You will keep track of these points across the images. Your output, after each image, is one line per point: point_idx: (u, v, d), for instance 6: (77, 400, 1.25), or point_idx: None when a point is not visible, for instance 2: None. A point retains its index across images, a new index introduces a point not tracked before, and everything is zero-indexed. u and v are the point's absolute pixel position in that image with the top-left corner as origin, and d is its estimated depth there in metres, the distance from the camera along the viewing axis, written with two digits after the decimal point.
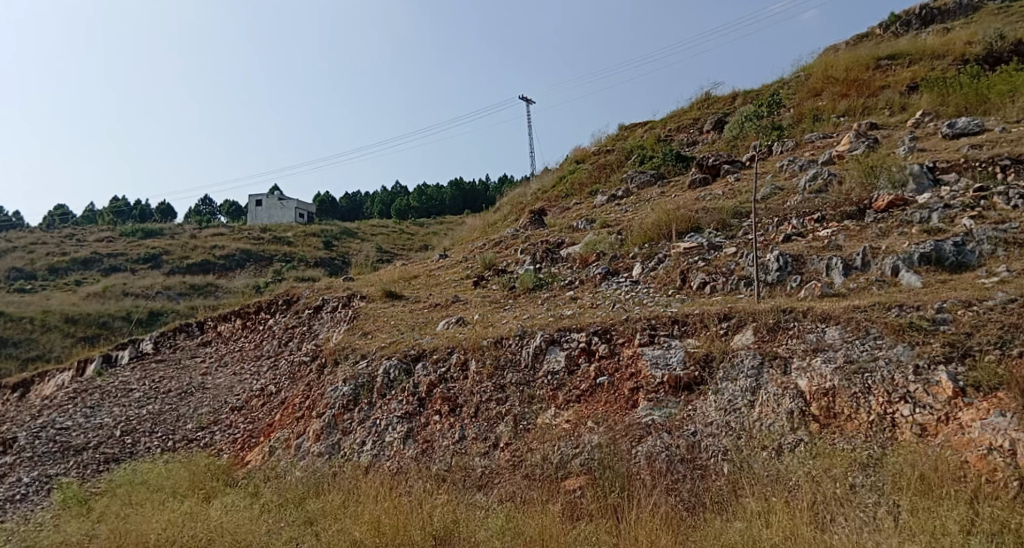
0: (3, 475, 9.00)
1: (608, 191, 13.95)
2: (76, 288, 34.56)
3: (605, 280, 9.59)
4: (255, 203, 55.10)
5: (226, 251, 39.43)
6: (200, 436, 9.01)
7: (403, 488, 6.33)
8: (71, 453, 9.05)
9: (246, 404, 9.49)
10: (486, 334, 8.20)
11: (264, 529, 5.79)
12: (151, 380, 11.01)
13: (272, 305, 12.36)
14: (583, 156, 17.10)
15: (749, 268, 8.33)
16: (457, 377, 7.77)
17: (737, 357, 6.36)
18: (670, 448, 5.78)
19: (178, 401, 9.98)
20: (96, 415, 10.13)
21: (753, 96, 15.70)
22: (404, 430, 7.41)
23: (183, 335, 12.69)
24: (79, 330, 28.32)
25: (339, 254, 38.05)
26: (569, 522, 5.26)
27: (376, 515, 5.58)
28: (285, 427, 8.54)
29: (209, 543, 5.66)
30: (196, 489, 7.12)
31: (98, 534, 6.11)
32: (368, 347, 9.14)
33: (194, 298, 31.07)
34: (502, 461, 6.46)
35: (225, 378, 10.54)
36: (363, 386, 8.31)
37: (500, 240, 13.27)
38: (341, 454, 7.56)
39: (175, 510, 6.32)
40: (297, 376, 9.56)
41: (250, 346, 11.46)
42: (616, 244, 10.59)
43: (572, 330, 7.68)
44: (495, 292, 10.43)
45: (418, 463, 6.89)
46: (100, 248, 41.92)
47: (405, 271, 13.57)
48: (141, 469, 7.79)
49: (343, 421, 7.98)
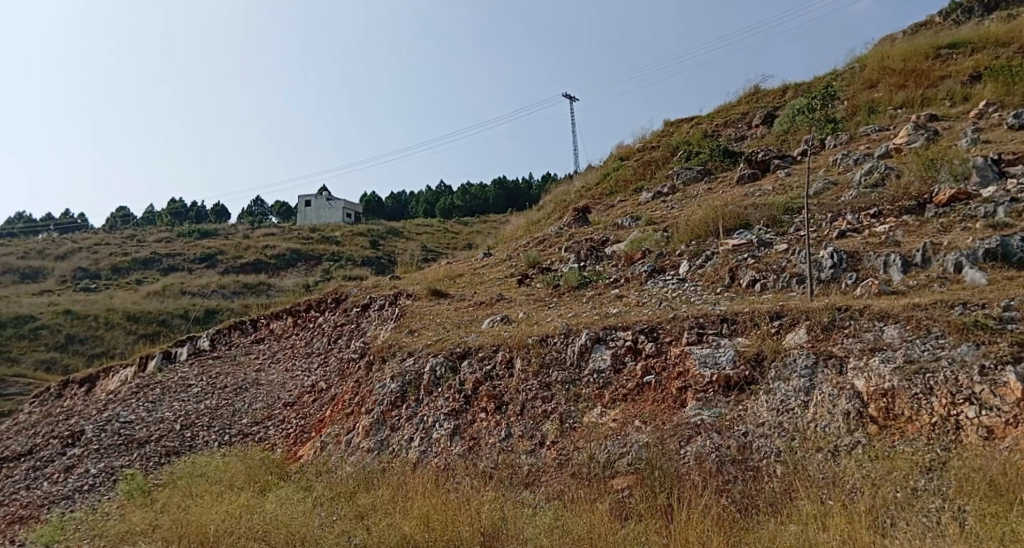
0: (72, 466, 9.39)
1: (653, 188, 13.79)
2: (136, 287, 35.97)
3: (651, 278, 9.49)
4: (304, 203, 56.43)
5: (277, 250, 40.36)
6: (255, 430, 9.26)
7: (450, 485, 6.39)
8: (135, 445, 9.42)
9: (298, 400, 9.73)
10: (531, 332, 8.22)
11: (317, 523, 5.93)
12: (208, 376, 11.38)
13: (321, 303, 12.61)
14: (628, 153, 16.95)
15: (801, 266, 8.13)
16: (502, 375, 7.80)
17: (790, 356, 6.23)
18: (720, 449, 5.69)
19: (234, 397, 10.29)
20: (157, 409, 10.52)
21: (804, 88, 15.30)
22: (451, 427, 7.48)
23: (237, 333, 13.04)
24: (140, 327, 29.57)
25: (384, 253, 38.64)
26: (619, 522, 5.23)
27: (426, 511, 5.66)
28: (335, 423, 8.71)
29: (265, 534, 5.86)
30: (252, 482, 7.33)
31: (162, 524, 6.36)
32: (415, 345, 9.25)
33: (248, 296, 31.96)
34: (549, 460, 6.46)
35: (278, 374, 10.82)
36: (410, 383, 8.42)
37: (544, 238, 13.28)
38: (389, 450, 7.67)
39: (232, 502, 6.52)
40: (347, 373, 9.76)
41: (301, 343, 11.73)
42: (662, 241, 10.47)
43: (617, 328, 7.64)
44: (539, 291, 10.43)
45: (464, 460, 6.95)
46: (159, 248, 43.58)
47: (450, 268, 13.69)
48: (200, 462, 8.06)
49: (391, 417, 8.10)
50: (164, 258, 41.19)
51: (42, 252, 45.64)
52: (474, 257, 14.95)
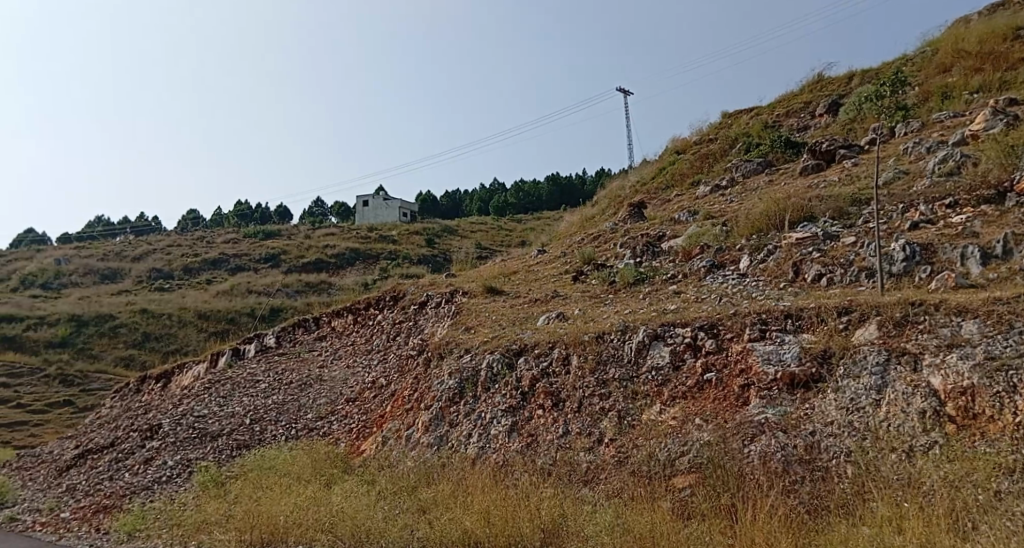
0: (151, 458, 9.86)
1: (711, 181, 13.53)
2: (206, 287, 37.52)
3: (710, 274, 9.31)
4: (362, 204, 57.64)
5: (337, 250, 41.28)
6: (319, 425, 9.53)
7: (509, 481, 6.44)
8: (208, 439, 9.82)
9: (359, 396, 9.97)
10: (587, 329, 8.18)
11: (381, 515, 6.07)
12: (274, 372, 11.76)
13: (380, 300, 12.86)
14: (684, 146, 16.65)
15: (870, 259, 7.84)
16: (559, 371, 7.79)
17: (859, 353, 6.01)
18: (786, 448, 5.55)
19: (299, 392, 10.62)
20: (228, 404, 10.94)
21: (872, 75, 14.72)
22: (509, 423, 7.52)
23: (301, 330, 13.42)
24: (211, 325, 30.86)
25: (440, 251, 39.06)
26: (681, 521, 5.16)
27: (486, 506, 5.71)
28: (395, 419, 8.87)
29: (332, 527, 6.06)
30: (318, 475, 7.56)
31: (235, 515, 6.65)
32: (471, 342, 9.34)
33: (309, 295, 32.88)
34: (607, 457, 6.43)
35: (340, 370, 11.11)
36: (468, 380, 8.50)
37: (599, 234, 13.19)
38: (448, 446, 7.78)
39: (300, 494, 6.77)
40: (406, 370, 9.94)
41: (362, 340, 12.00)
42: (721, 235, 10.26)
43: (676, 325, 7.53)
44: (595, 288, 10.36)
45: (523, 457, 6.98)
46: (226, 249, 45.31)
47: (505, 266, 13.75)
48: (268, 456, 8.37)
49: (449, 414, 8.21)
50: (232, 258, 42.78)
51: (120, 254, 48.13)
52: (528, 253, 14.99)
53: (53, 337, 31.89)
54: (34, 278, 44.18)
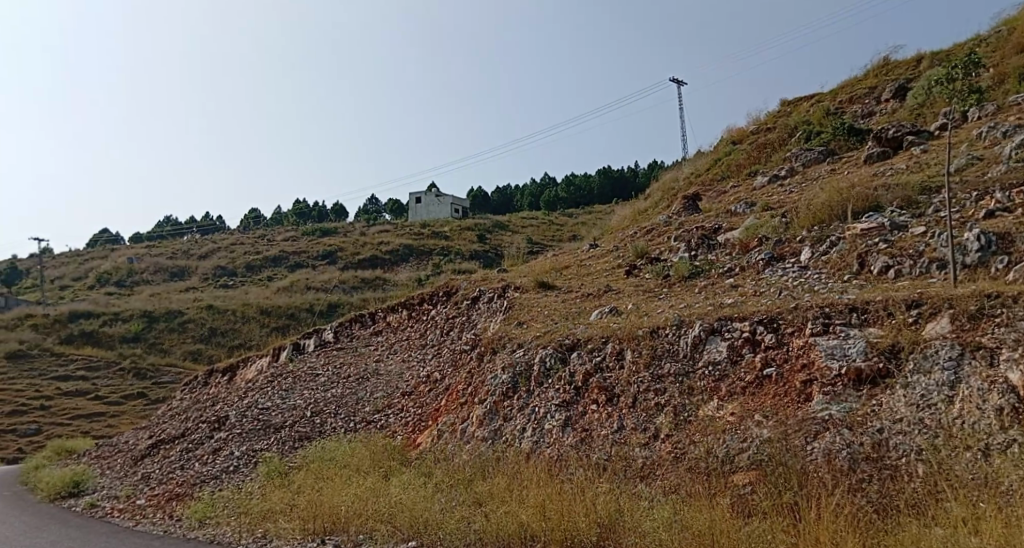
0: (219, 448, 10.24)
1: (769, 171, 13.17)
2: (267, 284, 38.73)
3: (769, 266, 9.08)
4: (415, 201, 58.44)
5: (391, 246, 41.98)
6: (377, 418, 9.72)
7: (564, 475, 6.44)
8: (272, 430, 10.14)
9: (415, 389, 10.13)
10: (641, 324, 8.09)
11: (438, 507, 6.16)
12: (333, 366, 12.06)
13: (434, 296, 13.01)
14: (741, 136, 16.25)
15: (941, 250, 7.51)
16: (613, 366, 7.74)
17: (930, 348, 5.77)
18: (851, 445, 5.38)
19: (357, 386, 10.86)
20: (290, 397, 11.27)
21: (942, 57, 14.06)
22: (563, 418, 7.51)
23: (357, 325, 13.70)
24: (272, 320, 31.86)
25: (492, 247, 39.23)
26: (742, 519, 5.05)
27: (542, 500, 5.72)
28: (450, 413, 8.97)
29: (391, 517, 6.19)
30: (377, 466, 7.72)
31: (298, 505, 6.88)
32: (524, 337, 9.36)
33: (365, 290, 33.57)
34: (663, 453, 6.35)
35: (396, 365, 11.30)
36: (521, 374, 8.52)
37: (652, 227, 13.03)
38: (503, 440, 7.82)
39: (360, 485, 6.96)
40: (459, 364, 10.05)
41: (416, 335, 12.17)
42: (781, 227, 9.99)
43: (733, 319, 7.38)
44: (648, 282, 10.23)
45: (577, 452, 6.96)
46: (286, 246, 46.64)
47: (556, 261, 13.72)
48: (329, 448, 8.59)
49: (503, 408, 8.25)
50: (291, 256, 44.00)
51: (187, 252, 50.12)
52: (580, 248, 14.94)
53: (126, 332, 33.51)
54: (109, 277, 46.50)
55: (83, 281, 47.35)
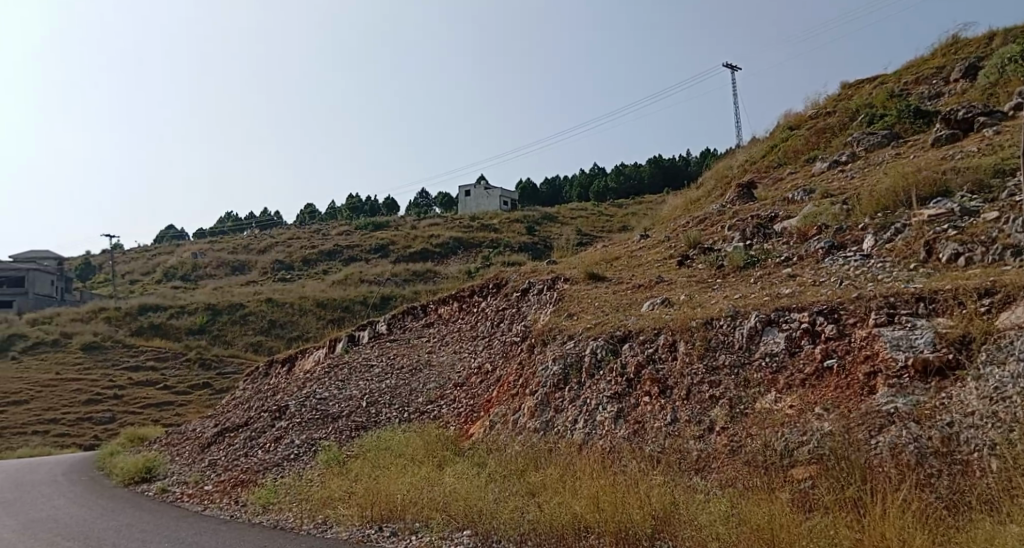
0: (280, 437, 10.56)
1: (828, 157, 12.76)
2: (322, 277, 39.66)
3: (829, 255, 8.81)
4: (464, 193, 58.89)
5: (442, 239, 42.41)
6: (430, 408, 9.86)
7: (617, 467, 6.40)
8: (330, 420, 10.40)
9: (467, 380, 10.23)
10: (694, 315, 7.97)
11: (492, 497, 6.22)
12: (387, 357, 12.29)
13: (484, 288, 13.10)
14: (799, 121, 15.78)
15: (1017, 236, 7.15)
16: (666, 358, 7.65)
17: (1005, 339, 5.52)
18: (919, 439, 5.19)
19: (410, 377, 11.04)
20: (346, 387, 11.53)
21: (1018, 33, 13.32)
22: (615, 410, 7.47)
23: (410, 318, 13.89)
24: (328, 313, 32.63)
25: (542, 238, 39.20)
26: (802, 513, 4.92)
27: (595, 492, 5.70)
28: (502, 404, 9.02)
29: (446, 506, 6.29)
30: (431, 456, 7.85)
31: (356, 492, 7.07)
32: (575, 328, 9.34)
33: (416, 283, 34.02)
34: (719, 446, 6.24)
35: (448, 356, 11.44)
36: (572, 366, 8.51)
37: (705, 216, 12.79)
38: (555, 431, 7.82)
39: (415, 475, 7.10)
40: (510, 356, 10.11)
41: (467, 327, 12.28)
42: (841, 214, 9.68)
43: (792, 310, 7.20)
44: (702, 272, 10.06)
45: (631, 444, 6.92)
46: (340, 240, 47.65)
47: (607, 251, 13.62)
48: (384, 437, 8.77)
49: (554, 399, 8.25)
50: (345, 249, 44.94)
51: (247, 247, 51.73)
52: (630, 238, 14.81)
53: (191, 324, 34.86)
54: (175, 272, 48.45)
55: (151, 276, 49.45)
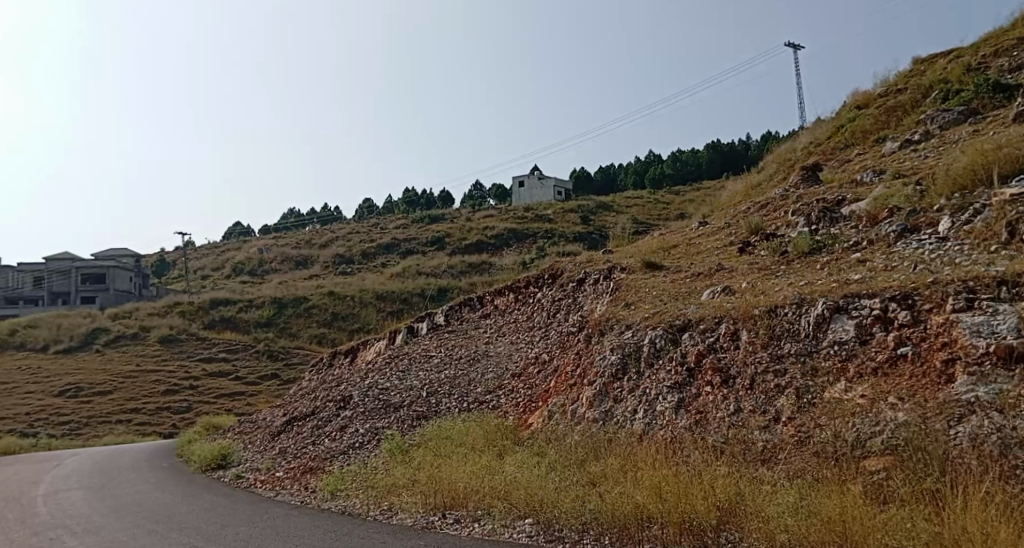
0: (345, 425, 10.84)
1: (899, 137, 12.20)
2: (381, 270, 40.44)
3: (901, 239, 8.45)
4: (518, 184, 59.04)
5: (497, 230, 42.61)
6: (489, 398, 9.95)
7: (680, 457, 6.30)
8: (392, 409, 10.61)
9: (524, 371, 10.29)
10: (757, 303, 7.78)
11: (553, 485, 6.24)
12: (446, 348, 12.45)
13: (539, 279, 13.11)
14: (867, 100, 15.15)
15: None
16: (728, 347, 7.50)
17: None
18: (1003, 430, 4.96)
19: (468, 367, 11.17)
20: (407, 378, 11.73)
21: None
22: (676, 400, 7.37)
23: (467, 309, 14.03)
24: (387, 305, 33.27)
25: (597, 228, 38.91)
26: (876, 505, 4.76)
27: (658, 482, 5.63)
28: (560, 394, 9.01)
29: (507, 494, 6.35)
30: (491, 445, 7.94)
31: (420, 480, 7.21)
32: (633, 318, 9.25)
33: (472, 274, 34.29)
34: (786, 436, 6.08)
35: (505, 347, 11.50)
36: (631, 355, 8.43)
37: (767, 201, 12.45)
38: (614, 421, 7.77)
39: (476, 463, 7.20)
40: (567, 346, 10.10)
41: (524, 317, 12.32)
42: (914, 196, 9.26)
43: (861, 296, 6.97)
44: (764, 259, 9.79)
45: (693, 434, 6.80)
46: (397, 234, 48.46)
47: (665, 239, 13.42)
48: (445, 427, 8.91)
49: (613, 389, 8.19)
50: (402, 243, 45.70)
51: (308, 242, 53.22)
52: (689, 225, 14.55)
53: (258, 317, 36.16)
54: (243, 267, 50.27)
55: (220, 272, 51.46)
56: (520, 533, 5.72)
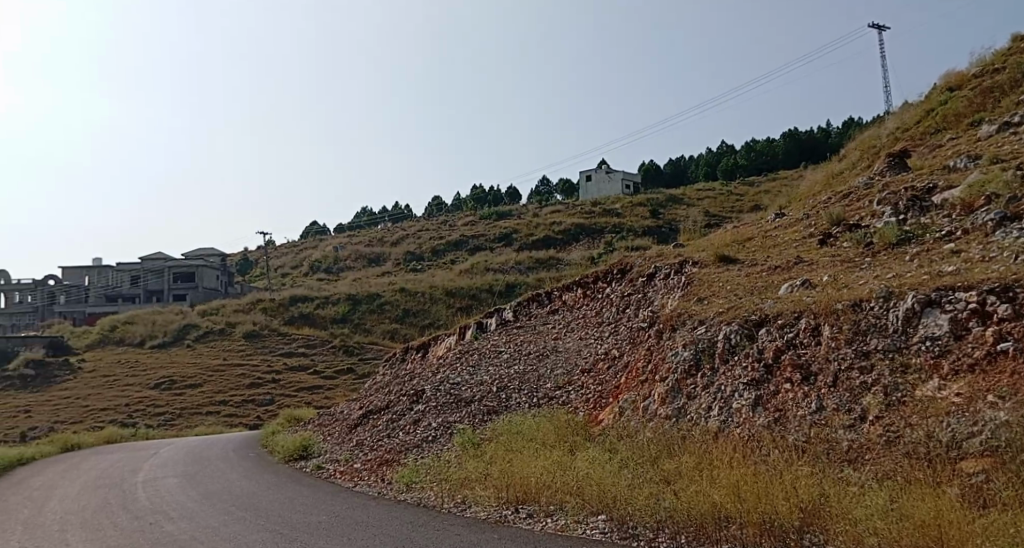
0: (418, 419, 11.06)
1: (996, 120, 11.44)
2: (451, 267, 41.03)
3: (999, 228, 7.93)
4: (586, 179, 58.69)
5: (565, 225, 42.51)
6: (559, 394, 9.94)
7: (758, 456, 6.12)
8: (463, 403, 10.76)
9: (594, 366, 10.23)
10: (840, 297, 7.49)
11: (625, 482, 6.18)
12: (515, 344, 12.53)
13: (608, 274, 12.99)
14: (960, 82, 14.27)
15: None
16: (808, 343, 7.23)
17: None
18: None
19: (538, 363, 11.20)
20: (478, 373, 11.88)
21: None
22: (753, 397, 7.16)
23: (535, 304, 14.05)
24: (457, 302, 33.73)
25: (667, 222, 38.24)
26: (974, 509, 4.49)
27: (735, 481, 5.50)
28: (631, 390, 8.91)
29: (579, 490, 6.34)
30: (562, 440, 7.93)
31: (492, 474, 7.30)
32: (706, 313, 9.04)
33: (540, 270, 34.32)
34: (873, 436, 5.82)
35: (574, 342, 11.49)
36: (704, 351, 8.25)
37: (850, 191, 11.92)
38: (687, 418, 7.61)
39: (547, 458, 7.21)
40: (638, 342, 9.98)
41: (593, 313, 12.24)
42: (1014, 182, 8.68)
43: (956, 289, 6.65)
44: (847, 251, 9.38)
45: (771, 432, 6.59)
46: (466, 230, 49.07)
47: (739, 232, 13.04)
48: (516, 422, 8.96)
49: (686, 386, 8.03)
50: (471, 239, 46.20)
51: (381, 240, 54.57)
52: (764, 217, 14.10)
53: (334, 314, 37.37)
54: (319, 265, 52.04)
55: (299, 269, 53.40)
56: (593, 529, 5.69)
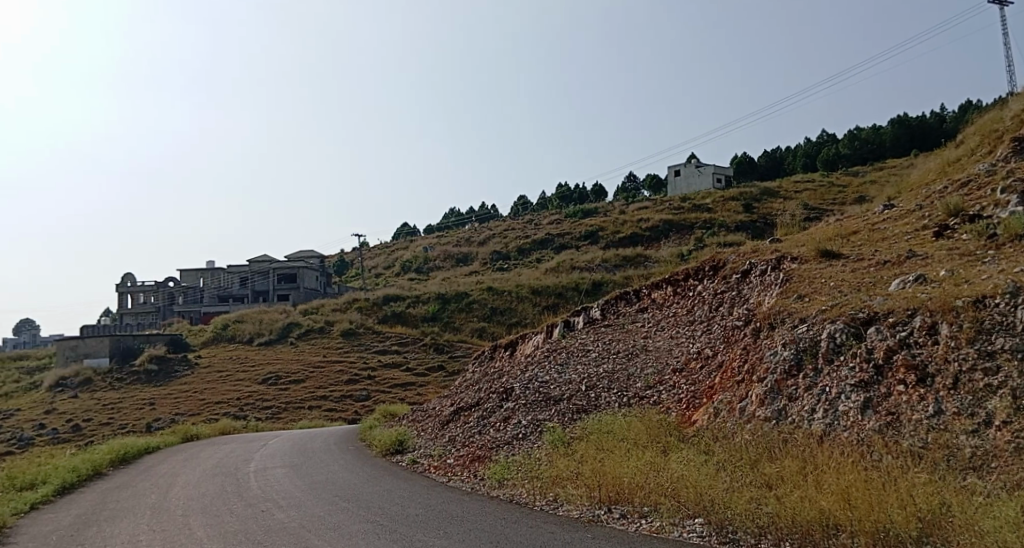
0: (509, 416, 11.15)
1: None
2: (538, 265, 41.22)
3: None
4: (674, 174, 57.48)
5: (652, 222, 41.88)
6: (649, 393, 9.78)
7: (868, 461, 5.78)
8: (553, 402, 10.76)
9: (685, 366, 10.00)
10: (960, 293, 7.00)
11: (724, 486, 5.99)
12: (603, 343, 12.42)
13: (699, 271, 12.66)
14: None
15: None
16: (923, 342, 6.78)
17: None
18: None
19: (627, 362, 11.06)
20: (566, 371, 11.85)
21: None
22: (861, 400, 6.76)
23: (623, 302, 13.89)
24: (543, 300, 33.87)
25: (761, 217, 36.91)
26: None
27: (844, 487, 5.22)
28: (726, 390, 8.64)
29: (675, 491, 6.22)
30: (654, 441, 7.80)
31: (584, 473, 7.27)
32: (807, 311, 8.63)
33: (628, 267, 33.93)
34: (1001, 442, 5.39)
35: (664, 341, 11.28)
36: (806, 351, 7.89)
37: (968, 179, 11.09)
38: (788, 420, 7.28)
39: (640, 459, 7.12)
40: (732, 341, 9.67)
41: (683, 311, 11.96)
42: None
43: None
44: (967, 244, 8.74)
45: (883, 436, 6.20)
46: (552, 229, 49.18)
47: (841, 225, 12.40)
48: (606, 421, 8.88)
49: (786, 387, 7.71)
50: (557, 238, 46.22)
51: (469, 240, 55.53)
52: (869, 209, 13.35)
53: (425, 313, 38.37)
54: (410, 265, 53.54)
55: (391, 269, 55.17)
56: (689, 533, 5.56)
